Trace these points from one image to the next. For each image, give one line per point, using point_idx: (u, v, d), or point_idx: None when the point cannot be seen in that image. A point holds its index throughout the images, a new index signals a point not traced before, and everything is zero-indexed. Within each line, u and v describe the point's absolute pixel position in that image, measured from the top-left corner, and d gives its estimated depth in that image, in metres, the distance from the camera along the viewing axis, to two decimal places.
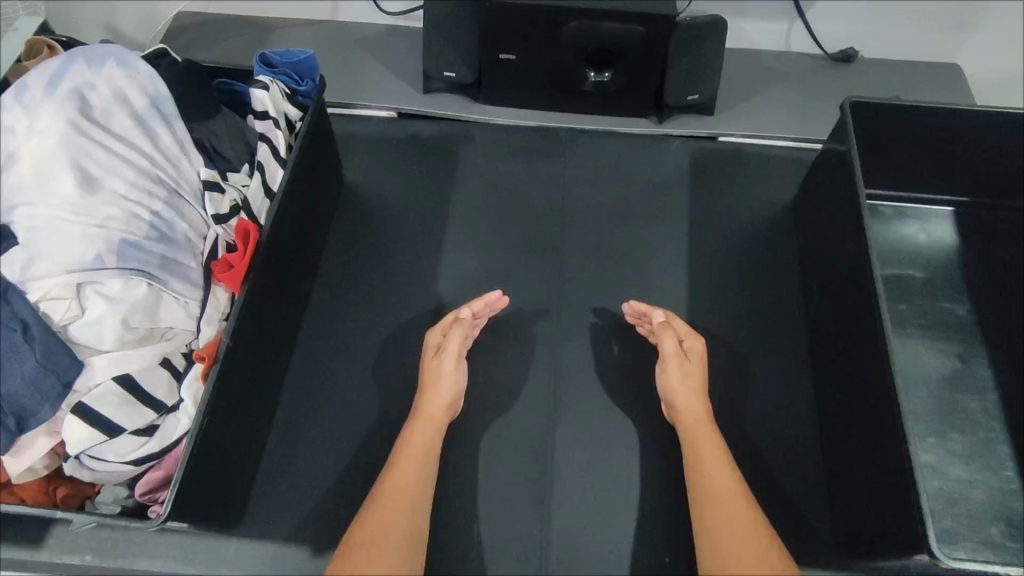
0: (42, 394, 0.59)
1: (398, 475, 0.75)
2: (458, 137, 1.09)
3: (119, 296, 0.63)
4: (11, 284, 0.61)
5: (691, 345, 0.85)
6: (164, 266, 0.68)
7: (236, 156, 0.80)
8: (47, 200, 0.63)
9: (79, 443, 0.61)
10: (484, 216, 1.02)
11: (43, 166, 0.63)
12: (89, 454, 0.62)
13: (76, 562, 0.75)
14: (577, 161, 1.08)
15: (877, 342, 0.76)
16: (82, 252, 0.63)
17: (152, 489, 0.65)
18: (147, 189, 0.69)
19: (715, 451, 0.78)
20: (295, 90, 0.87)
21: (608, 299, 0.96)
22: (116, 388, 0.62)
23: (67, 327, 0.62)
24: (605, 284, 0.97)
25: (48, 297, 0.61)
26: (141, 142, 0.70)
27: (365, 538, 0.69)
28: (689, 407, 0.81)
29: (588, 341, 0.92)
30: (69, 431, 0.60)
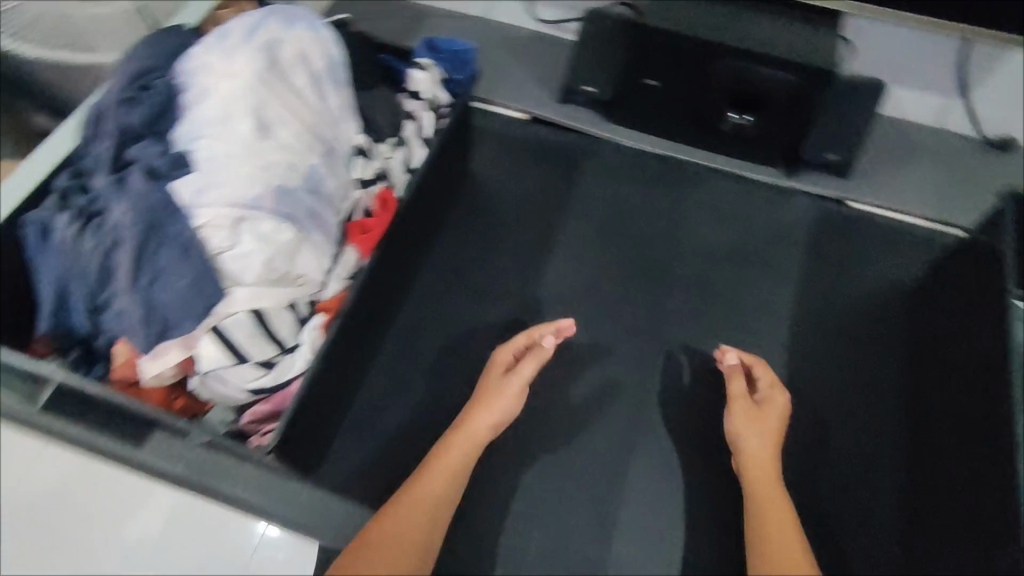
0: (187, 310, 0.64)
1: (432, 473, 0.76)
2: (585, 152, 1.11)
3: (269, 237, 0.68)
4: (182, 205, 0.66)
5: (768, 399, 0.83)
6: (309, 217, 0.71)
7: (386, 127, 0.84)
8: (226, 137, 0.68)
9: (210, 364, 0.66)
10: (595, 233, 1.03)
11: (230, 105, 0.69)
12: (211, 375, 0.67)
13: (171, 469, 0.80)
14: (697, 197, 1.07)
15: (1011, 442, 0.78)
16: (245, 189, 0.67)
17: (256, 421, 0.71)
18: (310, 142, 0.73)
19: (780, 508, 0.74)
20: (451, 77, 0.91)
21: (703, 340, 0.94)
22: (247, 321, 0.66)
23: (219, 255, 0.66)
24: (703, 323, 0.96)
25: (209, 224, 0.66)
26: (313, 100, 0.75)
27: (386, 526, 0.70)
28: (755, 459, 0.78)
29: (677, 376, 0.91)
30: (201, 350, 0.65)
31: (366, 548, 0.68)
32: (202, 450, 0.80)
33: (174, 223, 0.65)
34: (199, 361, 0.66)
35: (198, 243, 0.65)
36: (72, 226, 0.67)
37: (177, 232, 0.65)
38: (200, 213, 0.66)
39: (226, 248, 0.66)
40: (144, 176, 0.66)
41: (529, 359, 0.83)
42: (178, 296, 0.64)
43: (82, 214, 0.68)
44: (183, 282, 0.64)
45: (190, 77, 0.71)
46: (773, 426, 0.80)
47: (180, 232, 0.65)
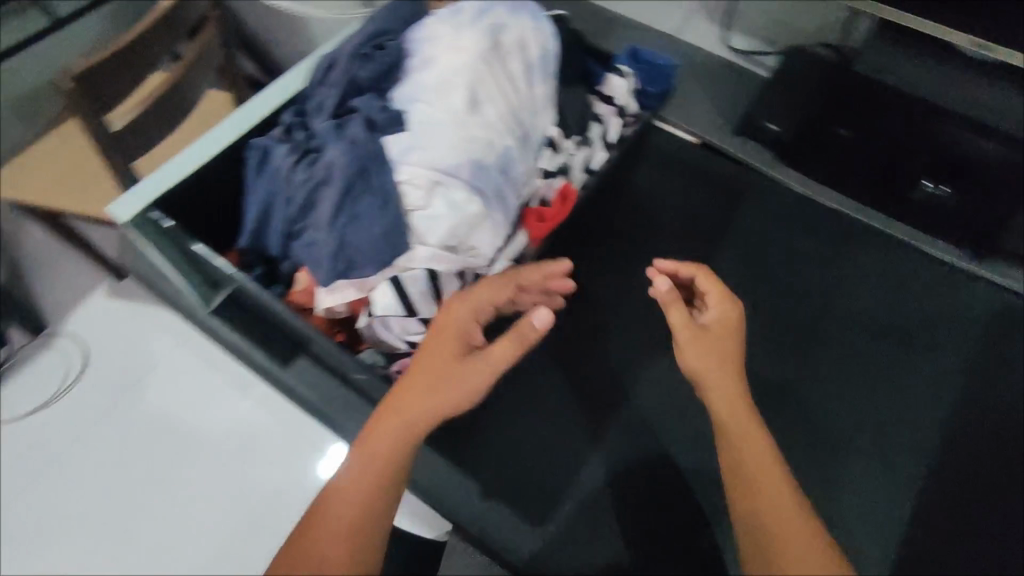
0: (373, 255, 0.69)
1: (378, 433, 0.55)
2: (751, 188, 1.07)
3: (459, 205, 0.71)
4: (390, 159, 0.71)
5: (719, 308, 0.62)
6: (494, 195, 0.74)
7: (574, 124, 0.85)
8: (443, 104, 0.73)
9: (380, 308, 0.69)
10: (744, 275, 1.00)
11: (450, 76, 0.73)
12: (380, 321, 0.71)
13: (308, 395, 0.90)
14: (863, 261, 1.01)
15: None
16: (451, 155, 0.71)
17: (403, 371, 0.74)
18: (511, 125, 0.76)
19: (766, 460, 0.52)
20: (644, 90, 0.92)
21: (837, 412, 0.90)
22: (423, 277, 0.69)
23: (411, 212, 0.70)
24: (844, 396, 0.91)
25: (409, 182, 0.70)
26: (521, 86, 0.78)
27: (336, 490, 0.53)
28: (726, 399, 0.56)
29: (803, 443, 0.87)
30: (378, 296, 0.69)
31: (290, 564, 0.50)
32: (337, 386, 0.90)
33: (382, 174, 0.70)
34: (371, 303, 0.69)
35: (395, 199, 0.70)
36: (288, 160, 0.74)
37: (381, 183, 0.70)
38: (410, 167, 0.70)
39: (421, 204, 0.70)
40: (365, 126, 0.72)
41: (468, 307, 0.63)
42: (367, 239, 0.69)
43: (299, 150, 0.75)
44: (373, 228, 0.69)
45: (420, 44, 0.77)
46: (730, 342, 0.60)
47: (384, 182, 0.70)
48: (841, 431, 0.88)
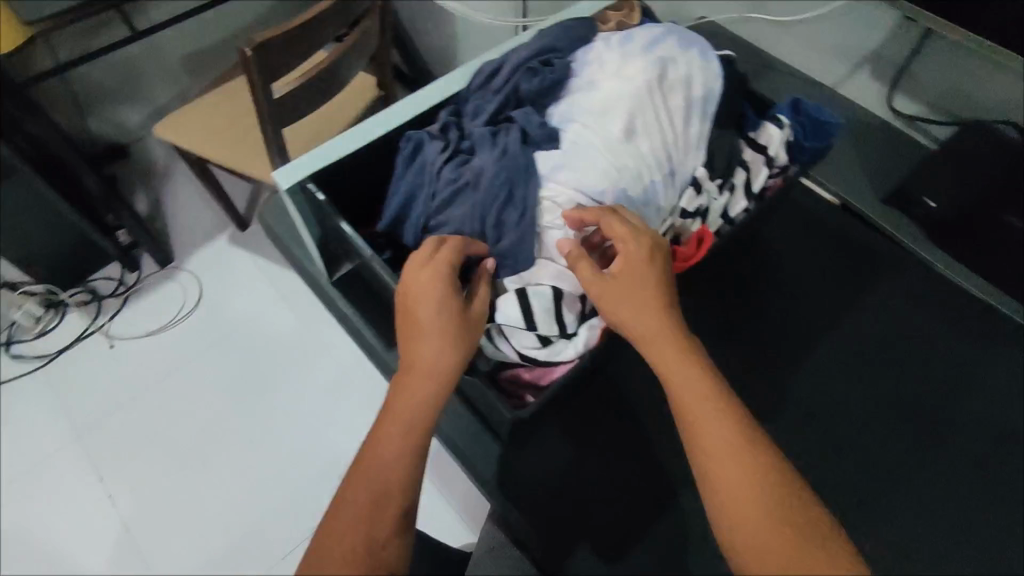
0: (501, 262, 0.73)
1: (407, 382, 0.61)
2: (888, 264, 1.02)
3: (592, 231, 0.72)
4: (537, 174, 0.72)
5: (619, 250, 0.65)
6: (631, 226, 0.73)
7: (720, 168, 0.84)
8: (598, 129, 0.74)
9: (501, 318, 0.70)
10: (866, 353, 0.95)
11: (610, 103, 0.75)
12: (499, 330, 0.72)
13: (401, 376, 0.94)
14: (1000, 366, 0.93)
15: None
16: (598, 179, 0.72)
17: (510, 378, 0.77)
18: (661, 159, 0.75)
19: (699, 395, 0.57)
20: (799, 142, 0.88)
21: (944, 520, 0.84)
22: (549, 296, 0.70)
23: (546, 229, 0.72)
24: (952, 505, 0.85)
25: (550, 200, 0.72)
26: (678, 122, 0.77)
27: (377, 443, 0.58)
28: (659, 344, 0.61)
29: (899, 543, 0.82)
30: (503, 307, 0.70)
31: (319, 549, 0.53)
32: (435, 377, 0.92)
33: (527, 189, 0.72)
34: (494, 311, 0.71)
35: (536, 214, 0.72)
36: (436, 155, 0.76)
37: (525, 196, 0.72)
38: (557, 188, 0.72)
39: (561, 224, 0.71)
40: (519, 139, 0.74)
41: (432, 269, 0.64)
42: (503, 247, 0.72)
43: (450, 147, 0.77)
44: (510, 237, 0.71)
45: (585, 68, 0.79)
46: (649, 283, 0.63)
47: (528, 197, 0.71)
48: (943, 542, 0.82)
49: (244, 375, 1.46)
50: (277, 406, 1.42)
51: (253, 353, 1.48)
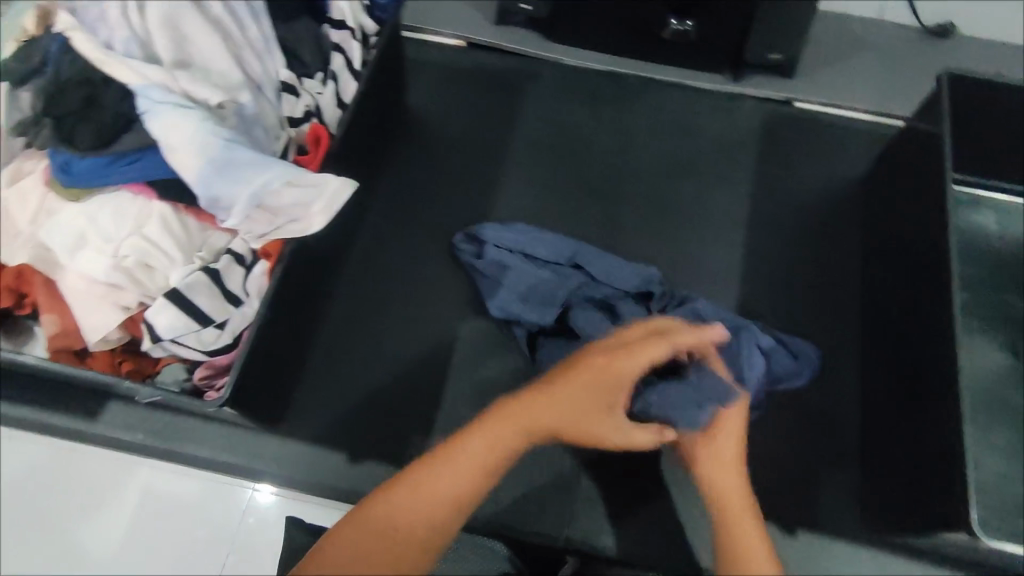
0: (110, 294, 0.63)
1: (504, 424, 0.55)
2: (527, 74, 1.08)
3: (177, 227, 0.64)
4: (107, 166, 0.61)
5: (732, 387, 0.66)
6: (223, 162, 0.60)
7: (312, 61, 0.79)
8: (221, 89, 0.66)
9: (166, 330, 0.61)
10: (542, 157, 1.02)
11: (148, 31, 0.64)
12: (171, 340, 0.62)
13: (130, 438, 0.80)
14: (644, 113, 1.06)
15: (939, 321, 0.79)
16: (176, 133, 0.59)
17: (209, 374, 0.66)
18: (237, 83, 0.67)
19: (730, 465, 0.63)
20: (375, 3, 0.87)
21: (655, 250, 0.96)
22: (207, 279, 0.62)
23: (133, 239, 0.62)
24: (655, 242, 0.97)
25: (118, 208, 0.62)
26: (232, 30, 0.69)
27: (471, 452, 0.54)
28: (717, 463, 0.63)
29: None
30: (157, 317, 0.60)
31: (374, 507, 0.51)
32: (161, 413, 0.80)
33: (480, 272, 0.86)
34: (153, 327, 0.61)
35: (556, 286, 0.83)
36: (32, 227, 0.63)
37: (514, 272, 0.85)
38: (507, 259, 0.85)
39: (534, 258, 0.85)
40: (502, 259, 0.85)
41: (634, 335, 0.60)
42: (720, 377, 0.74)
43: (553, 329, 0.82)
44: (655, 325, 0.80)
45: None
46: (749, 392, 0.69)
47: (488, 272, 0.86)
48: (671, 274, 0.95)
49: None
50: None
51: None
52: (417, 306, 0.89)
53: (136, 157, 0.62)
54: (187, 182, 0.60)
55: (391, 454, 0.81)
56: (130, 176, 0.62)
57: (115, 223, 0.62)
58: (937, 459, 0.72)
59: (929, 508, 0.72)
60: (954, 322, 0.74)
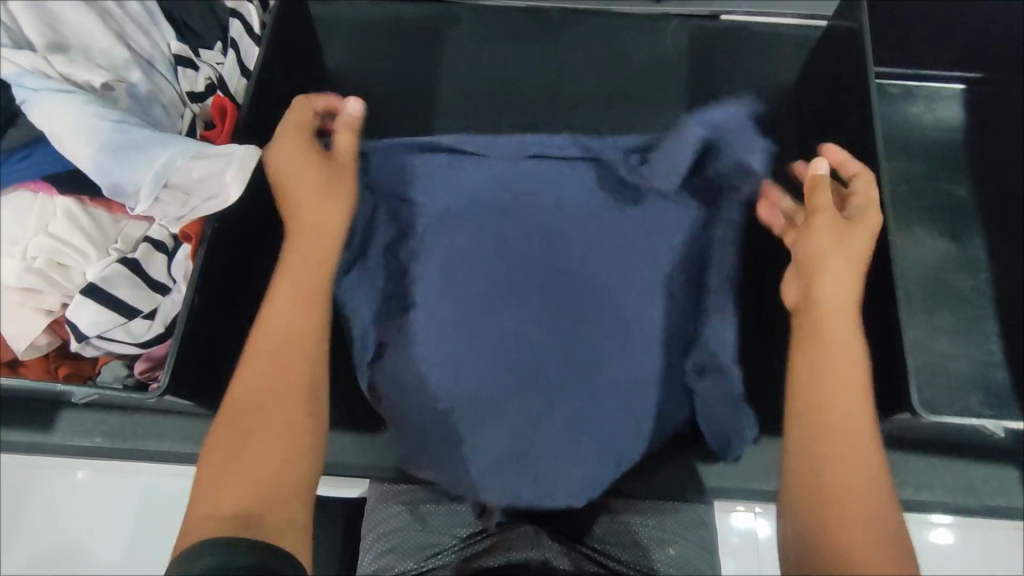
0: (27, 297, 0.60)
1: (269, 334, 0.63)
2: (446, 18, 1.04)
3: (86, 219, 0.61)
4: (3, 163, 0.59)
5: (821, 226, 0.68)
6: (118, 146, 0.57)
7: (208, 32, 0.76)
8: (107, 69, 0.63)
9: (92, 326, 0.59)
10: (472, 105, 1.00)
11: (14, 14, 0.60)
12: (98, 336, 0.60)
13: (90, 442, 0.79)
14: (571, 45, 1.04)
15: (863, 213, 0.80)
16: (60, 120, 0.56)
17: (150, 367, 0.65)
18: (125, 61, 0.64)
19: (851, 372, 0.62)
20: None
21: None
22: (126, 270, 0.60)
23: (41, 236, 0.59)
24: None
25: (18, 208, 0.60)
26: (112, 7, 0.66)
27: (256, 370, 0.61)
28: (838, 296, 0.66)
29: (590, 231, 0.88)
30: (77, 314, 0.58)
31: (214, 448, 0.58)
32: (118, 413, 0.79)
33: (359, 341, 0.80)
34: (77, 326, 0.58)
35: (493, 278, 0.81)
36: None
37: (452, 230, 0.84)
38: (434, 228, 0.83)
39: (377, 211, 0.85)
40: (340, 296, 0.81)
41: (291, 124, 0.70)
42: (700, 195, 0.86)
43: (529, 388, 0.79)
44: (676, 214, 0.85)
45: None
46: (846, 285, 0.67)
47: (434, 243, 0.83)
48: None
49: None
50: None
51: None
52: None
53: (30, 151, 0.59)
54: (83, 171, 0.57)
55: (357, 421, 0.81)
56: (24, 172, 0.59)
57: (17, 223, 0.60)
58: (885, 345, 0.74)
59: (882, 393, 0.75)
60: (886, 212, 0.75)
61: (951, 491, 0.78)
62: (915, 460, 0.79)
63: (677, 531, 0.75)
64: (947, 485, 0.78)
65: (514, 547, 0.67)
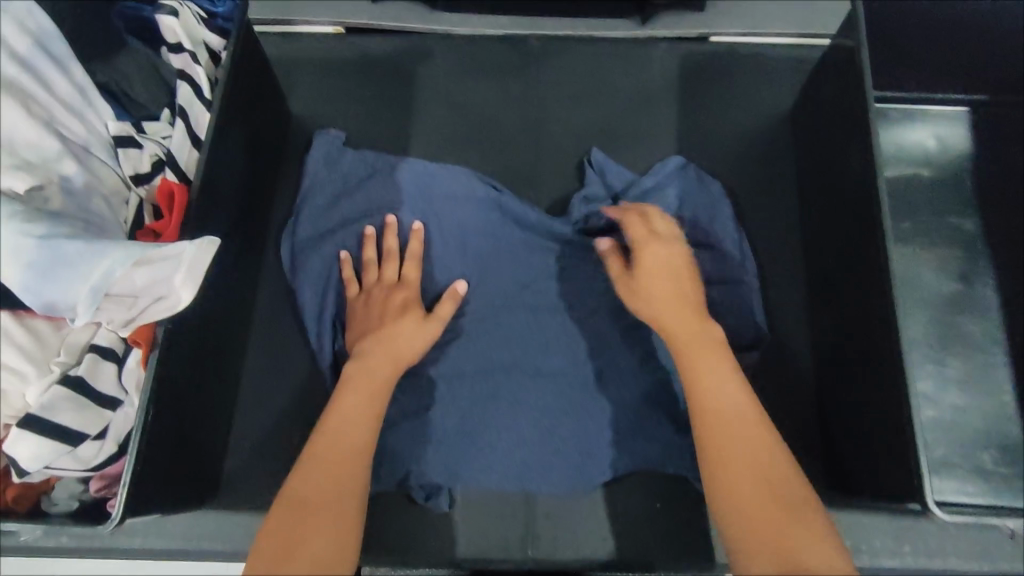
0: None
1: (343, 410, 0.68)
2: (417, 53, 0.97)
3: (22, 335, 0.55)
4: None
5: (642, 256, 0.73)
6: (47, 264, 0.51)
7: (154, 100, 0.71)
8: (35, 166, 0.55)
9: (36, 459, 0.53)
10: (448, 148, 0.94)
11: None
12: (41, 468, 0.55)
13: (52, 544, 0.74)
14: (551, 76, 0.97)
15: (863, 267, 0.75)
16: None
17: (105, 486, 0.60)
18: (55, 152, 0.57)
19: (697, 340, 0.67)
20: (213, 14, 0.76)
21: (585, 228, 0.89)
22: (70, 392, 0.55)
23: None
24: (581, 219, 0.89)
25: None
26: (37, 89, 0.57)
27: (327, 442, 0.66)
28: (672, 313, 0.69)
29: (575, 289, 0.83)
30: (16, 449, 0.52)
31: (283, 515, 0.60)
32: None
33: (330, 310, 0.82)
34: (19, 461, 0.53)
35: (501, 324, 0.81)
36: None
37: (460, 258, 0.84)
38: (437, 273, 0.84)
39: (345, 188, 0.88)
40: (316, 273, 0.84)
41: (410, 260, 0.81)
42: (689, 228, 0.85)
43: (517, 409, 0.78)
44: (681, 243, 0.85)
45: None
46: (666, 274, 0.72)
47: (430, 289, 0.83)
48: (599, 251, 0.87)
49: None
50: None
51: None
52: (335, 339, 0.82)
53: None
54: (11, 290, 0.52)
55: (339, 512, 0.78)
56: None
57: None
58: (887, 418, 0.70)
59: (884, 471, 0.71)
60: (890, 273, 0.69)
61: (965, 557, 0.74)
62: (928, 524, 0.75)
63: None
64: (961, 550, 0.75)
65: None
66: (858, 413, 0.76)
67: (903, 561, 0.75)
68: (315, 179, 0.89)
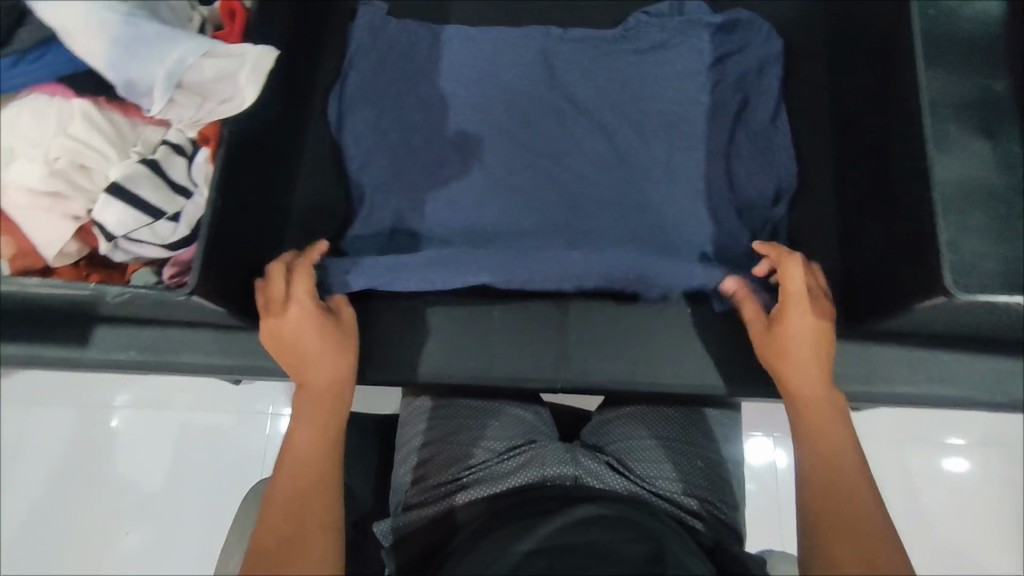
0: (50, 203, 0.59)
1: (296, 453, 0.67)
2: None
3: (103, 120, 0.60)
4: (27, 60, 0.58)
5: (788, 321, 0.71)
6: (129, 40, 0.56)
7: None
8: None
9: (124, 226, 0.59)
10: (486, 18, 0.98)
11: None
12: (127, 238, 0.61)
13: (123, 357, 0.80)
14: None
15: (891, 104, 0.77)
16: (71, 14, 0.55)
17: (179, 273, 0.66)
18: None
19: (817, 389, 0.69)
20: None
21: (620, 84, 0.90)
22: (149, 170, 0.60)
23: (63, 137, 0.59)
24: (613, 74, 0.90)
25: (33, 111, 0.59)
26: None
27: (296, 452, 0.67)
28: (790, 339, 0.71)
29: (607, 146, 0.87)
30: (104, 215, 0.58)
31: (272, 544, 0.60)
32: (150, 328, 0.80)
33: (373, 155, 0.88)
34: (106, 226, 0.59)
35: (533, 164, 0.86)
36: None
37: (504, 113, 0.88)
38: (469, 122, 0.87)
39: (389, 57, 0.91)
40: (362, 131, 0.89)
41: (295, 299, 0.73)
42: (716, 83, 0.89)
43: (553, 248, 0.82)
44: (710, 96, 0.88)
45: None
46: (812, 339, 0.70)
47: (469, 140, 0.86)
48: (627, 105, 0.89)
49: (25, 506, 1.13)
50: (63, 506, 1.13)
51: (11, 478, 1.14)
52: (381, 185, 0.87)
53: (41, 54, 0.58)
54: (97, 70, 0.57)
55: (386, 348, 0.87)
56: (40, 73, 0.58)
57: (35, 126, 0.59)
58: (910, 242, 0.73)
59: (906, 294, 0.74)
60: (922, 102, 0.71)
61: (972, 385, 0.80)
62: (938, 356, 0.81)
63: (703, 443, 0.82)
64: (968, 379, 0.80)
65: (546, 463, 0.75)
66: (880, 249, 0.80)
67: (915, 388, 0.80)
68: (361, 47, 0.92)
